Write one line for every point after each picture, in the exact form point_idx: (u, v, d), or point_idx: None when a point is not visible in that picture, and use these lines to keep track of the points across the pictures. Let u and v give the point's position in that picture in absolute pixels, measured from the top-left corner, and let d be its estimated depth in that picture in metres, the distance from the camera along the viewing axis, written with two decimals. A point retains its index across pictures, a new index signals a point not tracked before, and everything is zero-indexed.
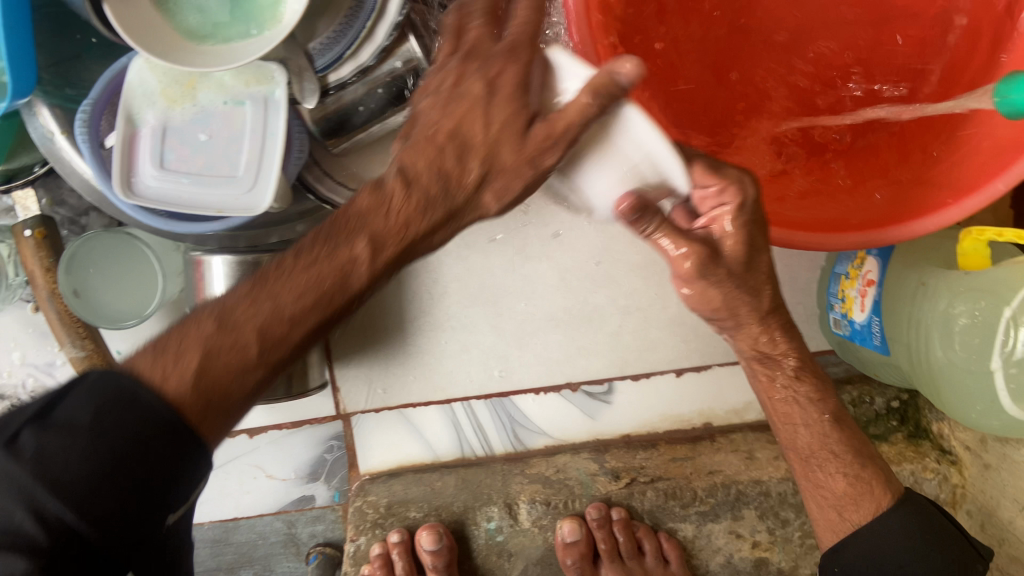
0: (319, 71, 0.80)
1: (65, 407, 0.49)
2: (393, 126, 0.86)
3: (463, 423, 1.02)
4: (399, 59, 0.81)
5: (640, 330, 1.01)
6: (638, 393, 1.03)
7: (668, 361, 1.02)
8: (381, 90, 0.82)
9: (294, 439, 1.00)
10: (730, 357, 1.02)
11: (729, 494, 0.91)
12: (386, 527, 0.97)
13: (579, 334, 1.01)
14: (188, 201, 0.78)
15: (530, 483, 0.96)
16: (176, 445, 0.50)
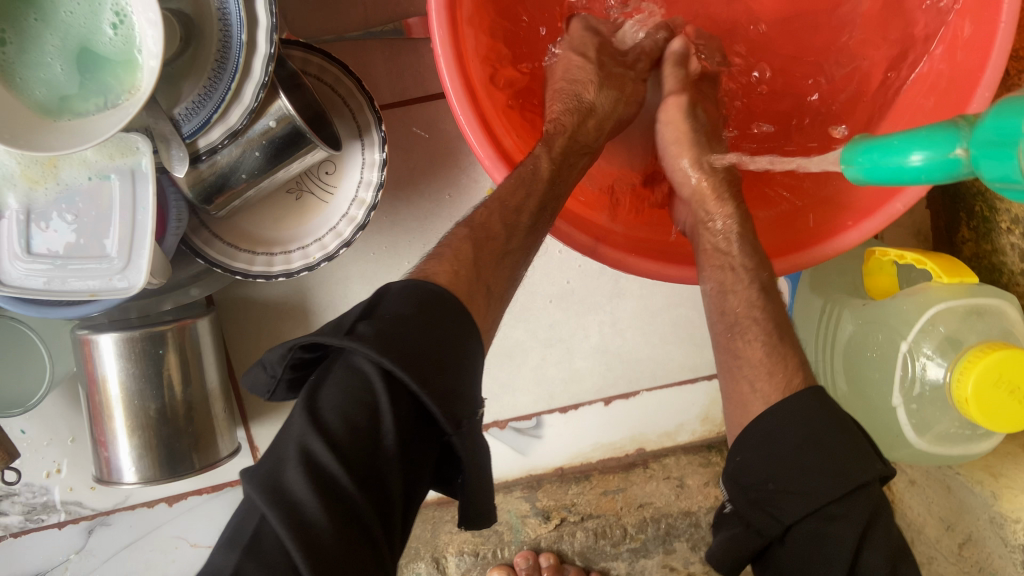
0: (187, 137, 0.75)
1: (331, 380, 0.52)
2: (279, 180, 0.83)
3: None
4: (271, 118, 0.76)
5: (564, 362, 0.98)
6: (569, 426, 1.00)
7: (595, 390, 0.99)
8: (258, 152, 0.78)
9: (215, 503, 1.00)
10: (659, 381, 1.00)
11: (658, 529, 1.02)
12: None
13: (505, 373, 0.97)
14: (62, 285, 0.75)
15: (459, 533, 1.01)
16: (425, 354, 0.53)
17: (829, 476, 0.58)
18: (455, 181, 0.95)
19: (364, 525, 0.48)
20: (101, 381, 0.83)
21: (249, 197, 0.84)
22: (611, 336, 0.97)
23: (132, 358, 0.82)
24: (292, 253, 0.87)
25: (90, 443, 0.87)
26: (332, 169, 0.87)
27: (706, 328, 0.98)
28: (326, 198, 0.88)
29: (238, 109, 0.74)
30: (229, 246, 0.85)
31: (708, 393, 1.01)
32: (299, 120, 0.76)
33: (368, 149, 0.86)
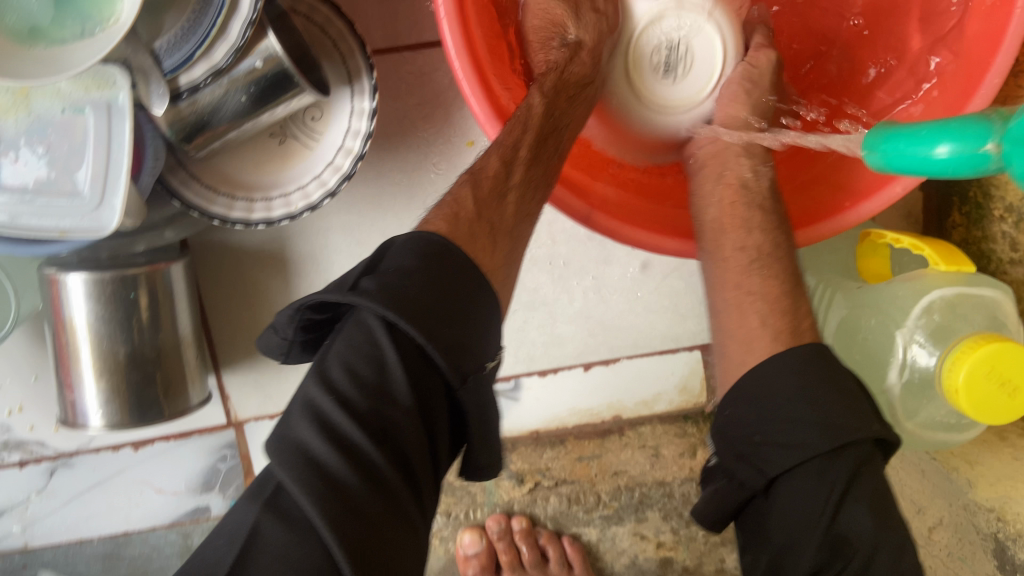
0: (168, 73, 0.71)
1: (341, 342, 0.54)
2: (263, 122, 0.79)
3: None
4: (258, 58, 0.72)
5: (545, 327, 0.96)
6: (549, 390, 0.99)
7: (576, 355, 0.98)
8: (242, 93, 0.74)
9: (183, 450, 0.98)
10: (639, 350, 0.99)
11: (632, 497, 1.03)
12: None
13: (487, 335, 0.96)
14: (32, 221, 0.71)
15: None
16: (436, 301, 0.54)
17: (817, 430, 0.60)
18: (446, 135, 0.92)
19: (379, 477, 0.50)
20: (69, 322, 0.80)
21: (231, 139, 0.80)
22: (595, 304, 0.96)
23: (102, 298, 0.79)
24: (273, 202, 0.84)
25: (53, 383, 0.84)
26: (318, 114, 0.84)
27: (690, 301, 0.97)
28: (311, 147, 0.84)
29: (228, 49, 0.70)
30: (207, 188, 0.81)
31: (688, 363, 1.01)
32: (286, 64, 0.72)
33: (357, 98, 0.82)
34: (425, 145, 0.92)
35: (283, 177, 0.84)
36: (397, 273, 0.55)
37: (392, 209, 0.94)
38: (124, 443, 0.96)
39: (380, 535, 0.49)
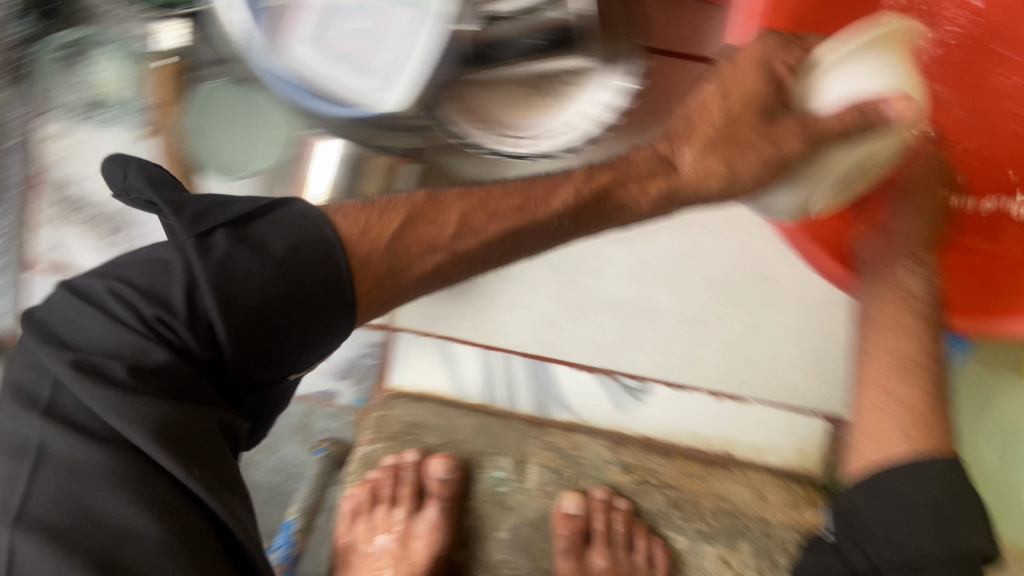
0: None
1: (225, 242, 0.60)
2: (539, 72, 0.92)
3: (496, 372, 1.05)
4: (564, 13, 0.87)
5: (680, 346, 1.04)
6: (674, 404, 1.03)
7: (706, 380, 1.03)
8: (541, 38, 0.89)
9: None
10: (769, 397, 1.00)
11: (730, 523, 0.99)
12: (403, 442, 1.03)
13: (632, 334, 1.04)
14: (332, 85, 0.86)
15: (544, 448, 1.03)
16: (286, 305, 0.60)
17: (935, 534, 0.64)
18: None
19: (129, 455, 0.53)
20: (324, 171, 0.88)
21: (505, 76, 0.93)
22: (733, 342, 1.03)
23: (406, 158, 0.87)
24: (522, 142, 0.93)
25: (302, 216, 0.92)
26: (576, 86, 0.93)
27: (829, 372, 1.01)
28: (561, 111, 0.94)
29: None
30: (463, 113, 0.94)
31: (806, 429, 1.02)
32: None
33: (619, 79, 0.90)
34: (649, 152, 1.03)
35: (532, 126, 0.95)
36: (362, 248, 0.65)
37: None
38: None
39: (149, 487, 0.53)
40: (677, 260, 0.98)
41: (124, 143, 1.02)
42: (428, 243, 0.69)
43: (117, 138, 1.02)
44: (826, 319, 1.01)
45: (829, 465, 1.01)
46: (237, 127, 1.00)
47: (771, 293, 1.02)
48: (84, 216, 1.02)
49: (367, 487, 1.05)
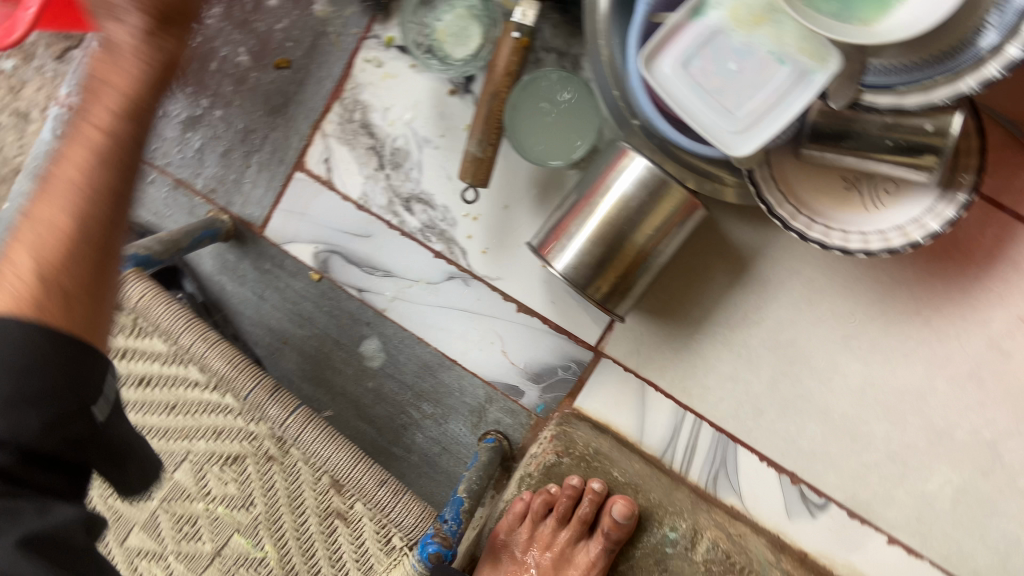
0: (865, 85, 0.68)
1: None
2: (841, 161, 0.74)
3: (683, 434, 0.89)
4: (932, 123, 0.68)
5: (888, 484, 0.86)
6: (844, 535, 0.87)
7: (892, 523, 0.87)
8: (889, 140, 0.70)
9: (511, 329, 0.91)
10: (952, 563, 0.86)
11: None
12: (587, 470, 0.82)
13: (805, 449, 0.87)
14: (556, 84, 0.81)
15: (714, 524, 0.81)
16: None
17: None
18: (985, 281, 0.82)
19: None
20: (603, 191, 0.78)
21: (831, 160, 0.75)
22: (945, 499, 0.85)
23: (648, 192, 0.76)
24: (815, 225, 0.77)
25: (550, 217, 0.82)
26: (893, 189, 0.76)
27: None
28: (867, 211, 0.77)
29: (863, 98, 0.68)
30: (780, 195, 0.77)
31: None
32: (948, 146, 0.68)
33: (943, 201, 0.73)
34: (982, 286, 0.82)
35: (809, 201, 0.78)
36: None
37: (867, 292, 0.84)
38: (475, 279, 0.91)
39: None
40: (912, 390, 0.84)
41: (437, 96, 0.88)
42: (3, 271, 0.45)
43: (431, 87, 0.88)
44: None
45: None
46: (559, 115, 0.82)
47: (1019, 459, 0.83)
48: (370, 141, 0.91)
49: (540, 491, 0.82)
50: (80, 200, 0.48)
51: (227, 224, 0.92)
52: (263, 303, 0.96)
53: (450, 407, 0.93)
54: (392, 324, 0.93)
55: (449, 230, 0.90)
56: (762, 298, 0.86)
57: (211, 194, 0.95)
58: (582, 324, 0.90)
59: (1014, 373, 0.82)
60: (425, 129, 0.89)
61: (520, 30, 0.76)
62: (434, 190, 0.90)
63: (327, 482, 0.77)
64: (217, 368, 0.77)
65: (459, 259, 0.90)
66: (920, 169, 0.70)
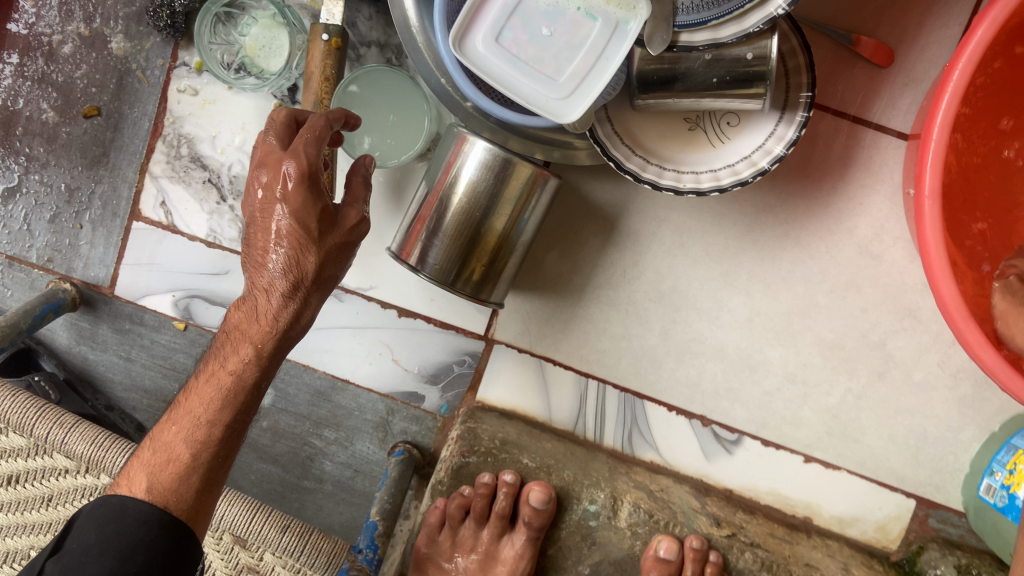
0: (678, 26, 0.67)
1: (76, 536, 0.57)
2: (679, 106, 0.73)
3: (591, 402, 0.88)
4: (753, 51, 0.67)
5: (793, 406, 0.87)
6: (763, 465, 0.88)
7: (803, 443, 0.88)
8: (715, 78, 0.69)
9: (396, 336, 0.88)
10: (866, 468, 0.88)
11: None
12: (497, 462, 0.80)
13: (708, 389, 0.87)
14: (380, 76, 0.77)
15: (634, 486, 0.81)
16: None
17: None
18: (843, 190, 0.82)
19: None
20: (450, 180, 0.74)
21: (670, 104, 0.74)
22: (848, 408, 0.87)
23: (494, 173, 0.73)
24: (665, 171, 0.76)
25: (405, 217, 0.79)
26: (735, 122, 0.77)
27: (935, 450, 0.87)
28: (714, 147, 0.77)
29: (680, 37, 0.68)
30: (626, 148, 0.76)
31: (896, 507, 0.88)
32: (771, 72, 0.68)
33: (783, 123, 0.74)
34: (840, 195, 0.83)
35: (658, 151, 0.77)
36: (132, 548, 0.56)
37: (734, 225, 0.84)
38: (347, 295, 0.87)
39: None
40: (796, 311, 0.85)
41: (263, 113, 0.84)
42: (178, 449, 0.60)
43: (255, 106, 0.84)
44: (948, 393, 0.85)
45: (912, 547, 0.87)
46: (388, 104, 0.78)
47: (908, 355, 0.85)
48: (205, 175, 0.85)
49: (455, 495, 0.80)
50: (197, 425, 0.61)
51: (71, 292, 0.88)
52: (132, 365, 0.91)
53: (352, 429, 0.89)
54: None
55: None
56: (636, 253, 0.85)
57: (50, 264, 0.90)
58: (467, 316, 0.87)
59: (887, 274, 0.83)
60: None
61: (329, 30, 0.73)
62: None
63: (229, 539, 0.74)
64: (81, 452, 0.73)
65: None
66: (753, 98, 0.70)
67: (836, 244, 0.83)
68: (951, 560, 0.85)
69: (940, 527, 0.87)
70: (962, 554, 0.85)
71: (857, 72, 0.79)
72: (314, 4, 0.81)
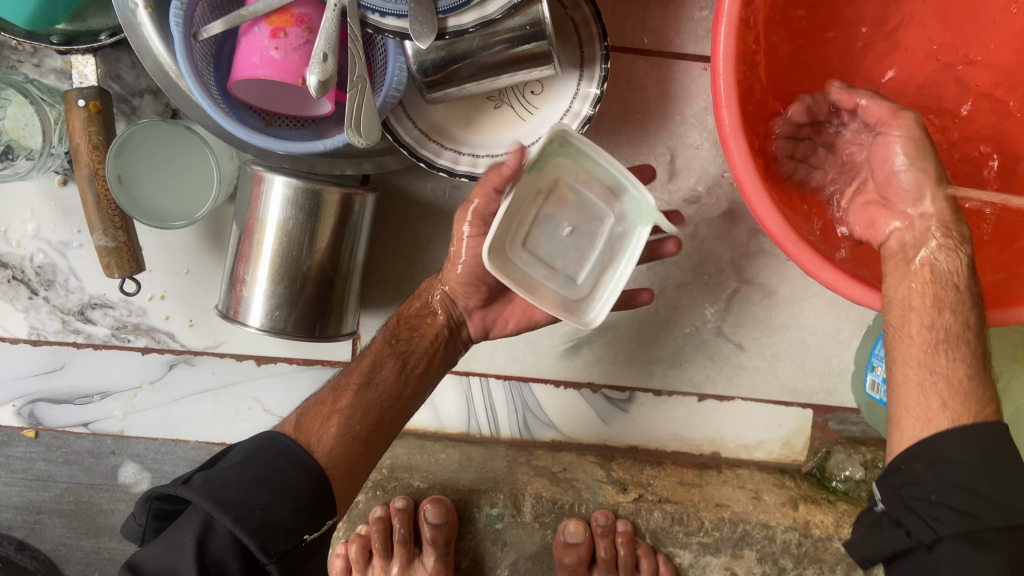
0: (440, 13, 0.63)
1: (228, 457, 0.62)
2: (477, 91, 0.70)
3: (477, 398, 0.85)
4: (525, 22, 0.64)
5: (674, 350, 0.86)
6: (659, 415, 0.87)
7: (694, 383, 0.87)
8: (497, 52, 0.66)
9: (262, 386, 0.83)
10: (758, 393, 0.87)
11: (734, 531, 0.81)
12: (389, 491, 0.85)
13: (590, 357, 0.85)
14: (154, 136, 0.71)
15: (535, 476, 0.84)
16: (303, 478, 0.61)
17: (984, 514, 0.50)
18: (670, 128, 0.79)
19: (264, 545, 0.58)
20: (259, 225, 0.69)
21: (465, 92, 0.70)
22: (728, 338, 0.85)
23: (303, 210, 0.68)
24: (479, 158, 0.73)
25: (225, 273, 0.73)
26: (539, 89, 0.74)
27: (819, 356, 0.86)
28: (524, 120, 0.74)
29: (448, 23, 0.63)
30: (434, 143, 0.72)
31: (797, 421, 0.88)
32: (548, 35, 0.65)
33: (585, 81, 0.72)
34: (667, 133, 0.80)
35: (467, 138, 0.74)
36: (329, 461, 0.63)
37: None
38: (199, 358, 0.82)
39: (280, 481, 0.60)
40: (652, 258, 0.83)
41: (50, 193, 0.76)
42: (325, 413, 0.65)
43: (40, 188, 0.76)
44: (819, 299, 0.84)
45: (820, 453, 0.88)
46: (171, 162, 0.72)
47: (771, 273, 0.83)
48: (8, 274, 0.78)
49: (353, 538, 0.87)
50: (344, 402, 0.66)
51: None
52: None
53: None
54: (138, 441, 0.84)
55: (141, 322, 0.80)
56: None
57: None
58: (325, 347, 0.82)
59: (732, 200, 0.81)
60: (58, 234, 0.77)
61: (85, 93, 0.66)
62: (104, 290, 0.79)
63: None
64: None
65: (170, 345, 0.81)
66: (542, 66, 0.68)
67: (673, 181, 0.81)
68: (857, 458, 0.87)
69: (842, 428, 0.88)
70: (866, 449, 0.87)
71: (650, 7, 0.77)
72: (68, 65, 0.74)
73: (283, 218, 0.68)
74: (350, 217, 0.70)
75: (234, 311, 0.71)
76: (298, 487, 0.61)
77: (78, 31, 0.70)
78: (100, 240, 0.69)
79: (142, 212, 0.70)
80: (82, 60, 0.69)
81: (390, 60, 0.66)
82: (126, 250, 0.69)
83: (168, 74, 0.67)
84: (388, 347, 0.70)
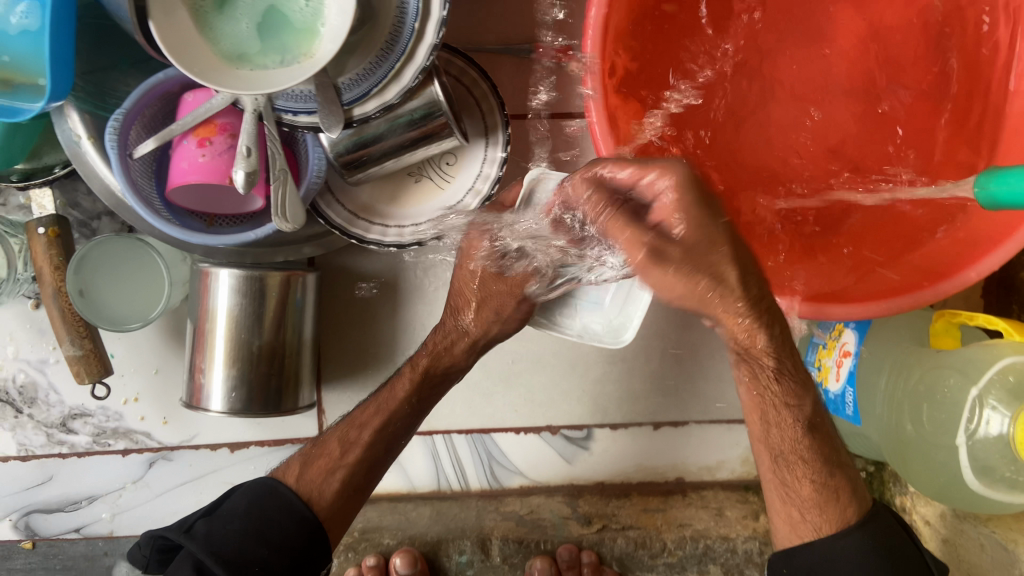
0: (346, 104, 0.70)
1: (228, 504, 0.70)
2: (392, 168, 0.78)
3: (443, 456, 0.89)
4: (421, 102, 0.72)
5: (624, 385, 0.90)
6: (618, 450, 0.91)
7: (648, 414, 0.90)
8: (402, 130, 0.73)
9: (238, 471, 0.88)
10: (709, 415, 0.91)
11: (696, 548, 0.88)
12: (360, 551, 0.90)
13: (545, 403, 0.89)
14: (110, 251, 0.78)
15: (503, 520, 0.90)
16: (297, 532, 0.68)
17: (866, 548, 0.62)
18: None
19: None
20: (210, 315, 0.75)
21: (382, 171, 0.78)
22: (671, 366, 0.90)
23: (248, 296, 0.74)
24: (405, 229, 0.80)
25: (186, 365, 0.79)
26: (453, 159, 0.81)
27: None
28: (443, 189, 0.81)
29: (354, 112, 0.71)
30: (361, 220, 0.79)
31: (751, 437, 0.91)
32: (444, 111, 0.73)
33: (491, 146, 0.80)
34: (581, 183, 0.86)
35: (392, 211, 0.81)
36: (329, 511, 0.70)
37: None
38: (176, 452, 0.87)
39: (272, 530, 0.68)
40: None
41: (25, 317, 0.83)
42: (332, 465, 0.72)
43: (15, 314, 0.83)
44: None
45: None
46: (127, 271, 0.79)
47: None
48: None
49: None
50: (352, 448, 0.73)
51: None
52: None
53: None
54: (127, 539, 0.89)
55: (120, 426, 0.86)
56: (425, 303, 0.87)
57: None
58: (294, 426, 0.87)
59: None
60: (35, 353, 0.84)
61: (43, 222, 0.74)
62: (82, 400, 0.85)
63: None
64: None
65: (148, 444, 0.87)
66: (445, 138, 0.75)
67: None
68: None
69: None
70: None
71: (546, 74, 0.84)
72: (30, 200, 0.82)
73: (233, 307, 0.75)
74: (298, 298, 0.77)
75: (195, 398, 0.77)
76: (291, 541, 0.68)
77: (34, 168, 0.78)
78: (68, 350, 0.76)
79: (103, 319, 0.76)
80: (41, 193, 0.79)
81: (310, 152, 0.74)
82: (93, 356, 0.76)
83: (116, 193, 0.75)
84: (389, 392, 0.75)
